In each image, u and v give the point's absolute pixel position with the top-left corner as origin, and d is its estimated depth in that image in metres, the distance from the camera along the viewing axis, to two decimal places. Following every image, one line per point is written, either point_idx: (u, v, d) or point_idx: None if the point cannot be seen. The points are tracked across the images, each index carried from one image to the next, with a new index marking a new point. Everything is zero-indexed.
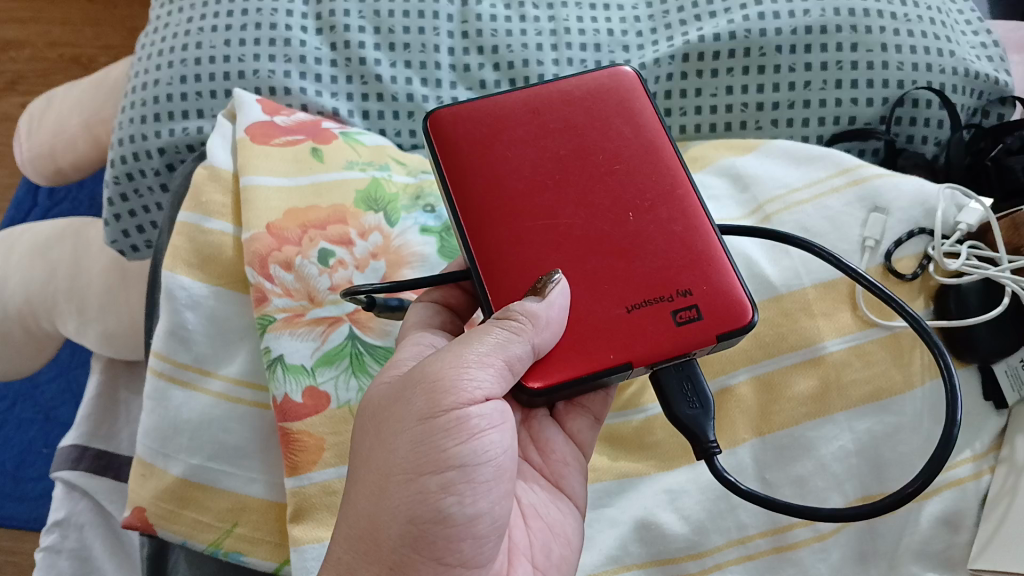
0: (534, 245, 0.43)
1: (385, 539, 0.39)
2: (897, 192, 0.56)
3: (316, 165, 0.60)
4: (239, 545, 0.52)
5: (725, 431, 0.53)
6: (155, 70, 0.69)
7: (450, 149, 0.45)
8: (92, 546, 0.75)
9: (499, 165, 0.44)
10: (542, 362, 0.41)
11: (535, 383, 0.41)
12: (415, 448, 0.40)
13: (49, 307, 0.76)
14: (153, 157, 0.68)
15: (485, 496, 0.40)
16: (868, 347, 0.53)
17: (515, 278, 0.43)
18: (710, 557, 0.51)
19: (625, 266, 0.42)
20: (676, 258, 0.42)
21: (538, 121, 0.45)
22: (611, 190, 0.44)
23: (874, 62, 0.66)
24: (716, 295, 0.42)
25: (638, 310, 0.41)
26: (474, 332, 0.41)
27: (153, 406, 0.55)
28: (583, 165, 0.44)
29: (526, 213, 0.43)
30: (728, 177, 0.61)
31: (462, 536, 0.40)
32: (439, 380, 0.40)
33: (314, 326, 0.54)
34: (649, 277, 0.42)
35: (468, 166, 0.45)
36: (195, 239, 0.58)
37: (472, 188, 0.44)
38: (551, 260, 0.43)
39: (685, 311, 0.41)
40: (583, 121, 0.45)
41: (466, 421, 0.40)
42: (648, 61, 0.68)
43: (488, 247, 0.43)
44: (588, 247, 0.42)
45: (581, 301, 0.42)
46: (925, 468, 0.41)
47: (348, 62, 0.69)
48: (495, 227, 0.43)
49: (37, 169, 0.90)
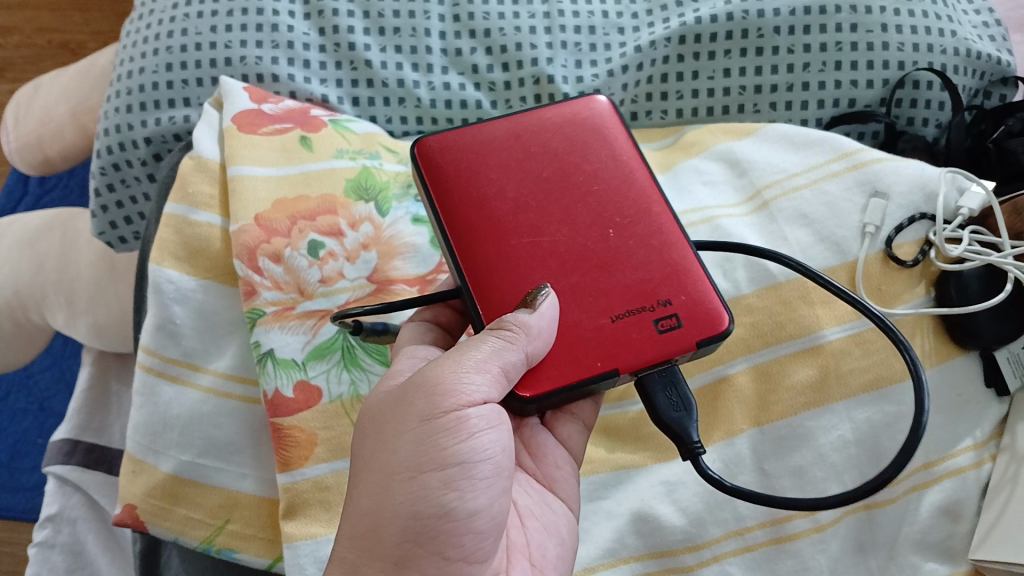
0: (520, 262, 0.42)
1: (387, 536, 0.39)
2: (897, 176, 0.55)
3: (306, 155, 0.59)
4: (231, 542, 0.51)
5: (723, 420, 0.52)
6: (141, 58, 0.67)
7: (434, 172, 0.44)
8: (85, 540, 0.75)
9: (484, 185, 0.44)
10: (530, 372, 0.40)
11: (525, 392, 0.40)
12: (415, 447, 0.39)
13: (38, 300, 0.75)
14: (139, 146, 0.67)
15: (485, 492, 0.39)
16: (867, 335, 0.52)
17: (502, 293, 0.42)
18: (707, 549, 0.50)
19: (607, 279, 0.41)
20: (656, 269, 0.42)
21: (519, 146, 0.45)
22: (593, 208, 0.43)
23: (875, 42, 0.65)
24: (697, 305, 0.41)
25: (623, 320, 0.40)
26: (471, 340, 0.40)
27: (142, 402, 0.54)
28: (566, 184, 0.44)
29: (512, 232, 0.42)
30: (726, 163, 0.60)
31: (462, 532, 0.39)
32: (437, 383, 0.39)
33: (306, 318, 0.53)
34: (631, 288, 0.41)
35: (452, 188, 0.44)
36: (182, 230, 0.57)
37: (458, 208, 0.43)
38: (536, 274, 0.42)
39: (666, 319, 0.40)
40: (563, 145, 0.45)
41: (465, 422, 0.39)
42: (644, 44, 0.67)
43: (475, 264, 0.42)
44: (572, 262, 0.42)
45: (567, 312, 0.41)
46: (896, 459, 0.40)
47: (337, 47, 0.67)
48: (481, 245, 0.42)
49: (24, 159, 0.89)
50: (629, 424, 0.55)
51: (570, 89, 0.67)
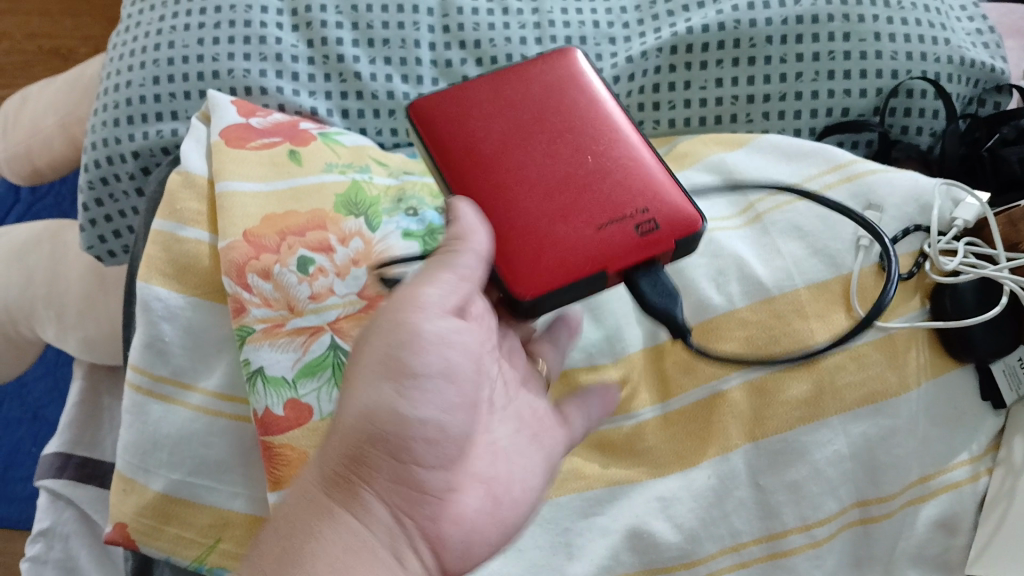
0: (509, 192, 0.45)
1: (345, 437, 0.42)
2: (891, 187, 0.55)
3: (295, 168, 0.58)
4: (223, 561, 0.51)
5: (717, 435, 0.52)
6: (128, 71, 0.67)
7: (429, 122, 0.47)
8: (77, 556, 0.74)
9: (471, 134, 0.46)
10: (529, 270, 0.43)
11: (524, 293, 0.43)
12: (381, 359, 0.42)
13: (27, 314, 0.75)
14: (127, 160, 0.66)
15: (433, 402, 0.42)
16: (862, 349, 0.52)
17: (498, 217, 0.45)
18: (703, 565, 0.50)
19: (586, 198, 0.44)
20: (629, 184, 0.45)
21: (501, 87, 0.48)
22: (569, 137, 0.46)
23: (868, 51, 0.64)
24: (670, 208, 0.44)
25: (605, 227, 0.43)
26: (435, 260, 0.45)
27: (132, 421, 0.53)
28: (545, 116, 0.46)
29: (503, 166, 0.45)
30: (719, 174, 0.59)
31: (415, 437, 0.42)
32: (405, 300, 0.43)
33: (295, 335, 0.52)
34: (608, 203, 0.44)
35: (446, 139, 0.47)
36: (170, 247, 0.56)
37: (451, 155, 0.46)
38: (526, 198, 0.45)
39: (644, 224, 0.44)
40: (541, 85, 0.48)
41: (423, 335, 0.42)
42: (635, 55, 0.67)
43: (473, 203, 0.45)
44: (553, 187, 0.44)
45: (556, 226, 0.44)
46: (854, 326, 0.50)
47: (326, 60, 0.67)
48: (474, 185, 0.45)
49: (14, 169, 0.89)
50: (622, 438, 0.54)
51: None
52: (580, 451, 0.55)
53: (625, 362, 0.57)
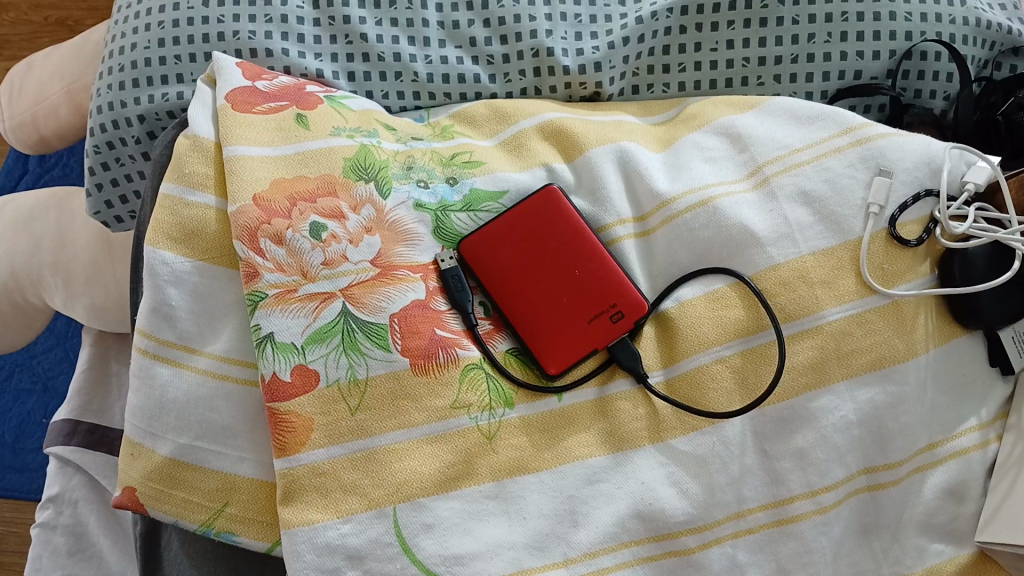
0: (527, 287, 0.55)
1: None
2: (902, 152, 0.54)
3: (302, 133, 0.57)
4: (230, 526, 0.52)
5: (717, 402, 0.51)
6: (132, 34, 0.65)
7: (478, 267, 0.55)
8: (87, 521, 0.79)
9: (495, 243, 0.55)
10: (554, 353, 0.53)
11: (552, 369, 0.53)
12: None
13: (35, 279, 0.75)
14: (133, 124, 0.65)
15: None
16: (868, 315, 0.52)
17: (523, 302, 0.54)
18: (710, 532, 0.50)
19: (576, 279, 0.54)
20: (607, 287, 0.54)
21: (526, 233, 0.55)
22: (570, 264, 0.55)
23: (881, 12, 0.64)
24: (635, 309, 0.53)
25: (594, 322, 0.53)
26: None
27: (139, 384, 0.53)
28: (558, 246, 0.55)
29: (525, 288, 0.55)
30: (727, 137, 0.58)
31: None
32: None
33: (307, 301, 0.52)
34: (594, 292, 0.54)
35: (483, 258, 0.55)
36: (177, 213, 0.55)
37: (482, 249, 0.55)
38: (539, 293, 0.54)
39: (612, 314, 0.53)
40: (561, 246, 0.55)
41: None
42: (645, 15, 0.65)
43: (501, 286, 0.55)
44: (556, 273, 0.55)
45: (563, 311, 0.54)
46: None
47: (332, 21, 0.65)
48: (501, 270, 0.55)
49: (20, 137, 0.89)
50: (628, 402, 0.52)
51: (570, 62, 0.65)
52: (584, 422, 0.52)
53: (636, 334, 0.54)
